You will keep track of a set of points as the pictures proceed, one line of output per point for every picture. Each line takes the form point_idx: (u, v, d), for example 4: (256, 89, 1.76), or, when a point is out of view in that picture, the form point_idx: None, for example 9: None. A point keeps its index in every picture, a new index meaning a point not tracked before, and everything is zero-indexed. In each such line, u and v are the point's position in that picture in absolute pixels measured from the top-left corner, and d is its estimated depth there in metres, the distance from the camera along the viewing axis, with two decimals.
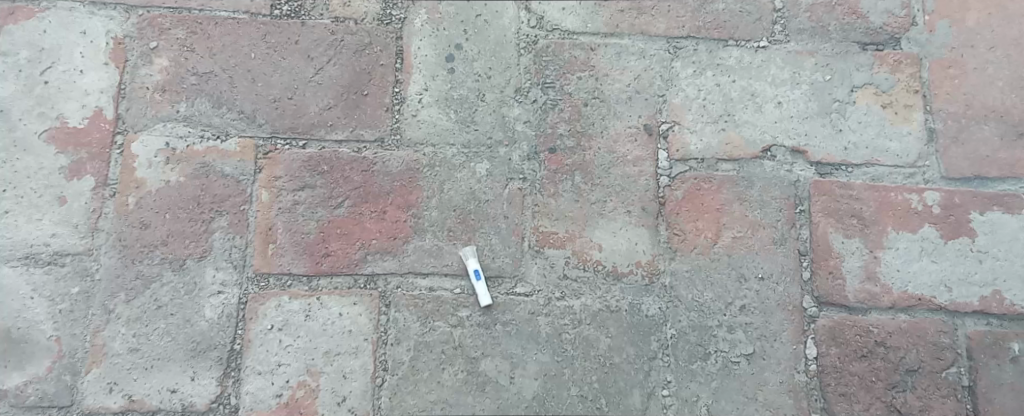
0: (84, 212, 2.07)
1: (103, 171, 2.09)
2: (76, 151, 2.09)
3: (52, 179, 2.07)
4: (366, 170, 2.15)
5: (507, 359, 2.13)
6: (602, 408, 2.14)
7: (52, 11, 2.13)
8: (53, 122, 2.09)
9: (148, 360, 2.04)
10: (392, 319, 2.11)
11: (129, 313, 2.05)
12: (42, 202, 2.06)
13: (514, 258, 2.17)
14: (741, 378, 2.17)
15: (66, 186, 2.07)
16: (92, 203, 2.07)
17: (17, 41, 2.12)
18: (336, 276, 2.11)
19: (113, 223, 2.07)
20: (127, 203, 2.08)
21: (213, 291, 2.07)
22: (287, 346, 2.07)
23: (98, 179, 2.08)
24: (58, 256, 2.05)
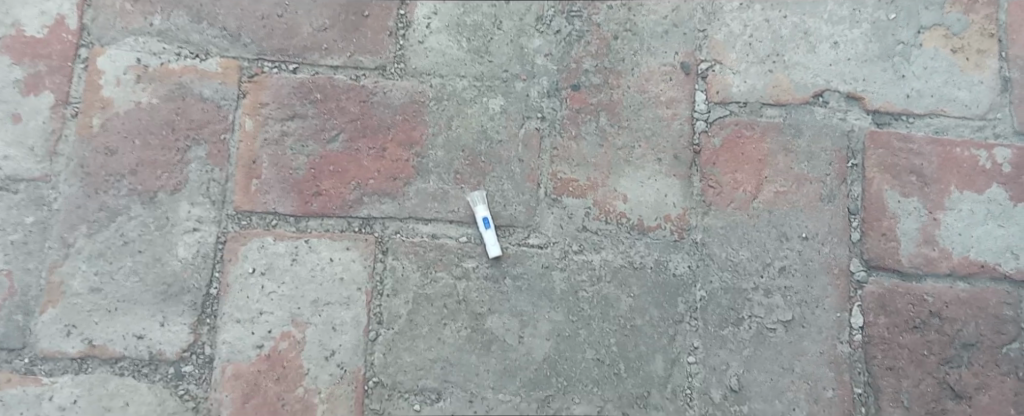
0: (41, 133, 1.87)
1: (64, 87, 1.88)
2: (34, 63, 1.88)
3: (5, 94, 1.87)
4: (364, 101, 1.93)
5: (517, 317, 1.92)
6: (619, 375, 1.92)
7: None
8: (7, 30, 1.88)
9: (111, 302, 1.84)
10: (389, 267, 1.91)
11: (91, 249, 1.85)
12: None
13: (527, 206, 1.94)
14: (776, 347, 1.94)
15: (22, 102, 1.87)
16: (51, 124, 1.87)
17: None
18: (328, 217, 1.90)
19: (74, 147, 1.87)
20: (90, 125, 1.88)
21: (187, 228, 1.87)
22: (270, 292, 1.87)
23: (59, 96, 1.88)
24: (11, 182, 1.86)
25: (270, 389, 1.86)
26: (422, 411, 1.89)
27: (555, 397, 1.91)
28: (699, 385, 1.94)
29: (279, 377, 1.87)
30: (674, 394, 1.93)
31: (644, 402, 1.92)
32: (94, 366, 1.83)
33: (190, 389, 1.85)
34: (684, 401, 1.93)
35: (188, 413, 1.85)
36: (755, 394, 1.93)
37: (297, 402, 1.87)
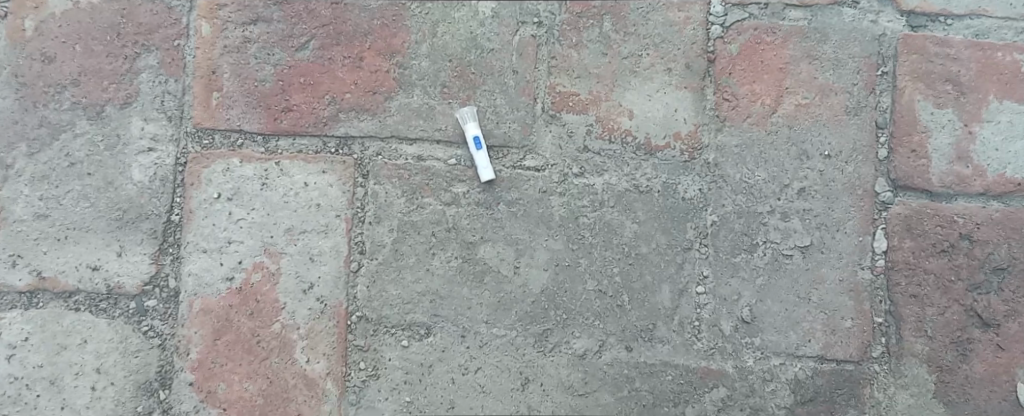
0: None
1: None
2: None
3: None
4: (335, 3, 1.74)
5: (512, 245, 1.75)
6: (623, 307, 1.76)
7: None
8: None
9: (61, 229, 1.67)
10: (370, 193, 1.73)
11: (35, 171, 1.67)
12: None
13: (523, 124, 1.76)
14: (793, 275, 1.78)
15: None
16: None
17: None
18: (300, 136, 1.72)
19: (7, 53, 1.68)
20: (23, 28, 1.69)
21: (142, 148, 1.69)
22: (238, 220, 1.70)
23: None
24: None
25: (242, 325, 1.71)
26: (409, 348, 1.74)
27: (554, 331, 1.75)
28: (709, 317, 1.78)
29: (252, 312, 1.71)
30: (682, 327, 1.77)
31: (650, 335, 1.77)
32: (45, 300, 1.67)
33: (154, 326, 1.70)
34: (692, 333, 1.77)
35: (153, 352, 1.69)
36: (768, 325, 1.78)
37: (273, 339, 1.71)
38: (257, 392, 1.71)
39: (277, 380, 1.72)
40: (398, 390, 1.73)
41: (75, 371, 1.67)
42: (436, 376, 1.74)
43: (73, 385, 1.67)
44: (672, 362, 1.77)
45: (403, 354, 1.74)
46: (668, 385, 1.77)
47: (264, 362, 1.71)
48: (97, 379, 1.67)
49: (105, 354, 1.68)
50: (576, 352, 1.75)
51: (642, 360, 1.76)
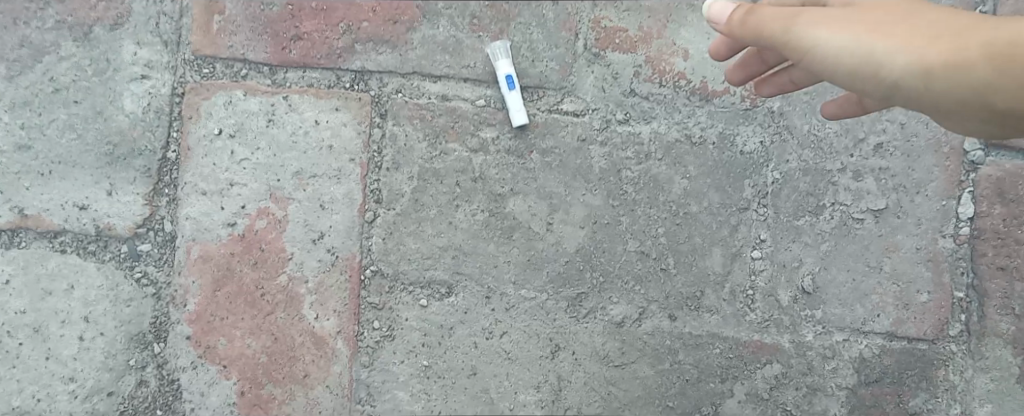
0: None
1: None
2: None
3: None
4: None
5: (545, 199, 1.56)
6: (667, 271, 1.57)
7: None
8: None
9: (45, 163, 1.51)
10: (389, 134, 1.55)
11: (15, 96, 1.51)
12: None
13: (562, 63, 1.57)
14: (863, 241, 1.57)
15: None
16: None
17: None
18: (311, 68, 1.55)
19: None
20: None
21: (134, 75, 1.52)
22: (241, 161, 1.53)
23: None
24: None
25: (245, 275, 1.55)
26: (428, 307, 1.56)
27: (589, 296, 1.57)
28: (764, 285, 1.58)
29: (256, 261, 1.55)
30: (733, 295, 1.58)
31: (696, 304, 1.58)
32: (27, 240, 1.52)
33: (148, 272, 1.54)
34: (744, 303, 1.58)
35: (146, 301, 1.54)
36: (831, 296, 1.58)
37: (279, 292, 1.55)
38: (261, 349, 1.55)
39: (283, 338, 1.55)
40: (415, 353, 1.56)
41: (61, 319, 1.53)
42: (457, 340, 1.56)
43: (59, 334, 1.53)
44: (720, 334, 1.58)
45: (421, 314, 1.56)
46: (715, 360, 1.57)
47: (268, 317, 1.55)
48: (85, 328, 1.53)
49: (94, 302, 1.53)
50: (613, 319, 1.57)
51: (687, 330, 1.57)
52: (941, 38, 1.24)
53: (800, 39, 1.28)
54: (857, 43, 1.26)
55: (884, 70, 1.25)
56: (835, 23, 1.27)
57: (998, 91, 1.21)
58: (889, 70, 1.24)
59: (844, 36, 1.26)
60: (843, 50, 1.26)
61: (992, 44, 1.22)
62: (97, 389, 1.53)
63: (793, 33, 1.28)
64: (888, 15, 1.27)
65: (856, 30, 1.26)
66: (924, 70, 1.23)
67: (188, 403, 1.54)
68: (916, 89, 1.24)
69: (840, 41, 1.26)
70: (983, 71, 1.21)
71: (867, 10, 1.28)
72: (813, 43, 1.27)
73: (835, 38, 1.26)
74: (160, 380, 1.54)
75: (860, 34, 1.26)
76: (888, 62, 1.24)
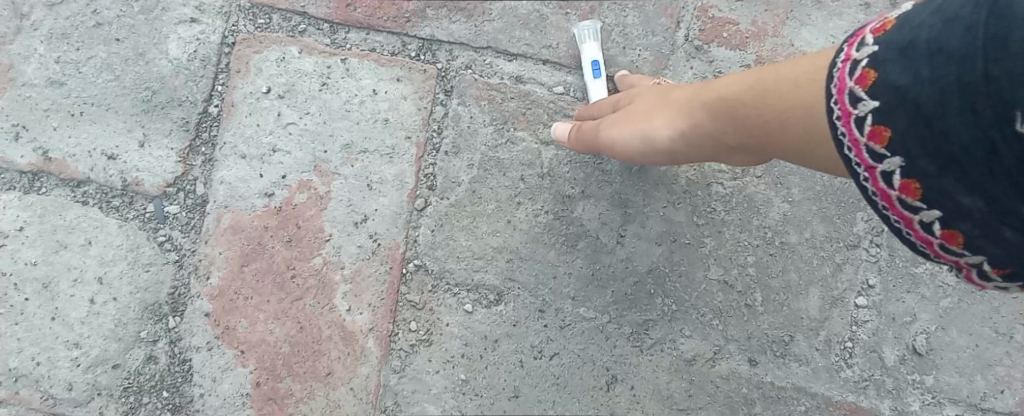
0: None
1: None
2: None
3: None
4: None
5: (618, 207, 1.38)
6: (752, 307, 1.36)
7: None
8: None
9: (77, 103, 1.38)
10: (452, 114, 1.39)
11: (54, 27, 1.39)
12: None
13: (658, 53, 1.39)
14: (993, 302, 1.36)
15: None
16: None
17: None
18: (374, 30, 1.41)
19: None
20: None
21: (184, 18, 1.40)
22: (288, 124, 1.38)
23: None
24: None
25: (276, 253, 1.38)
26: (473, 314, 1.37)
27: (657, 324, 1.36)
28: (868, 339, 1.36)
29: (290, 239, 1.38)
30: (828, 346, 1.36)
31: (783, 350, 1.36)
32: (48, 185, 1.38)
33: (172, 237, 1.38)
34: (840, 357, 1.36)
35: (167, 268, 1.38)
36: (947, 362, 1.35)
37: (311, 276, 1.38)
38: (284, 337, 1.37)
39: (309, 327, 1.37)
40: (451, 364, 1.37)
41: (73, 277, 1.37)
42: (502, 355, 1.37)
43: (68, 293, 1.37)
44: (808, 389, 1.35)
45: (464, 320, 1.37)
46: None
47: (296, 302, 1.38)
48: (98, 291, 1.37)
49: (110, 263, 1.37)
50: (683, 356, 1.36)
51: (768, 379, 1.36)
52: (687, 101, 1.16)
53: (593, 134, 1.29)
54: (634, 126, 1.22)
55: (654, 139, 1.19)
56: (626, 115, 1.24)
57: (740, 138, 1.08)
58: (660, 140, 1.19)
59: (626, 125, 1.23)
60: (627, 141, 1.23)
61: (730, 108, 1.08)
62: (102, 360, 1.36)
63: (593, 133, 1.28)
64: (657, 96, 1.22)
65: (631, 121, 1.23)
66: (678, 131, 1.16)
67: (197, 388, 1.36)
68: (683, 147, 1.17)
69: (620, 132, 1.23)
70: (724, 125, 1.09)
71: (643, 96, 1.24)
72: (604, 140, 1.27)
73: (618, 132, 1.24)
74: (171, 359, 1.37)
75: (643, 121, 1.21)
76: (653, 139, 1.19)
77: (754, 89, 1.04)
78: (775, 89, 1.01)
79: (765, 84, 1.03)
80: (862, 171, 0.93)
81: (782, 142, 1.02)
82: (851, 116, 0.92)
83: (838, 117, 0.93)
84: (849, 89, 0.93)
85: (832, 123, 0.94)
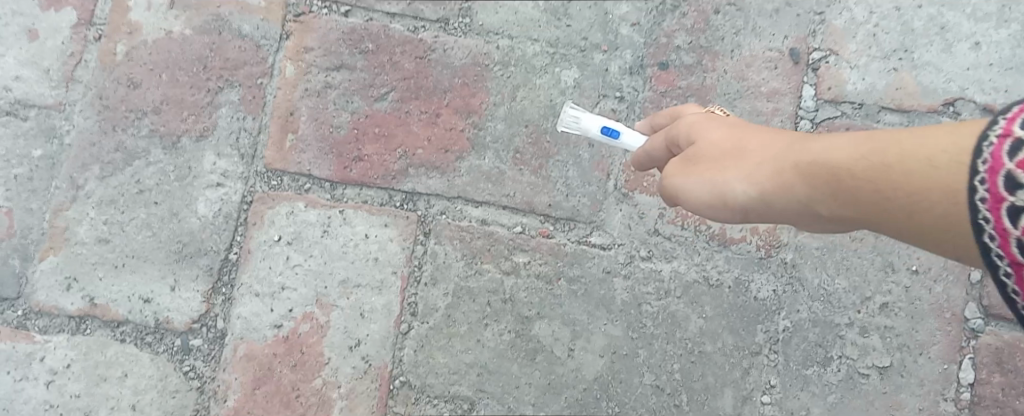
0: (59, 53, 1.68)
1: (89, 5, 1.70)
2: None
3: (25, 7, 1.68)
4: (421, 57, 1.71)
5: (568, 326, 1.67)
6: (681, 407, 1.66)
7: None
8: None
9: (120, 256, 1.64)
10: (430, 252, 1.68)
11: (104, 195, 1.65)
12: (8, 34, 1.67)
13: (593, 199, 1.70)
14: (868, 396, 1.67)
15: (40, 17, 1.68)
16: (71, 45, 1.68)
17: None
18: (367, 186, 1.69)
19: (94, 75, 1.67)
20: (114, 53, 1.68)
21: (211, 182, 1.67)
22: (294, 266, 1.66)
23: (82, 15, 1.69)
24: (21, 107, 1.66)
25: (284, 376, 1.64)
26: None
27: None
28: None
29: (295, 364, 1.64)
30: None
31: None
32: (93, 327, 1.63)
33: (196, 366, 1.64)
34: None
35: (191, 393, 1.63)
36: None
37: (313, 395, 1.64)
38: None
39: None
40: None
41: (110, 405, 1.61)
42: None
43: None
44: None
45: None
46: None
47: None
48: None
49: (143, 391, 1.62)
50: None
51: None
52: (774, 162, 1.24)
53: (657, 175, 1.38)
54: (707, 177, 1.28)
55: (728, 195, 1.27)
56: (693, 161, 1.31)
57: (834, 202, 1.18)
58: (735, 197, 1.27)
59: (695, 173, 1.30)
60: (696, 189, 1.29)
61: (829, 174, 1.17)
62: None
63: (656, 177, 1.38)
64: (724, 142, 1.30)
65: (703, 172, 1.29)
66: (763, 192, 1.24)
67: None
68: (759, 206, 1.26)
69: (689, 181, 1.30)
70: (823, 194, 1.19)
71: (706, 139, 1.31)
72: (667, 184, 1.32)
73: (686, 181, 1.30)
74: None
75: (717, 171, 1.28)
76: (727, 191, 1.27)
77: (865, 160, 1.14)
78: (901, 166, 1.12)
79: (887, 158, 1.13)
80: (1007, 264, 1.04)
81: (886, 212, 1.14)
82: (1004, 203, 1.02)
83: (987, 200, 1.04)
84: (1006, 171, 1.03)
85: (977, 203, 1.05)
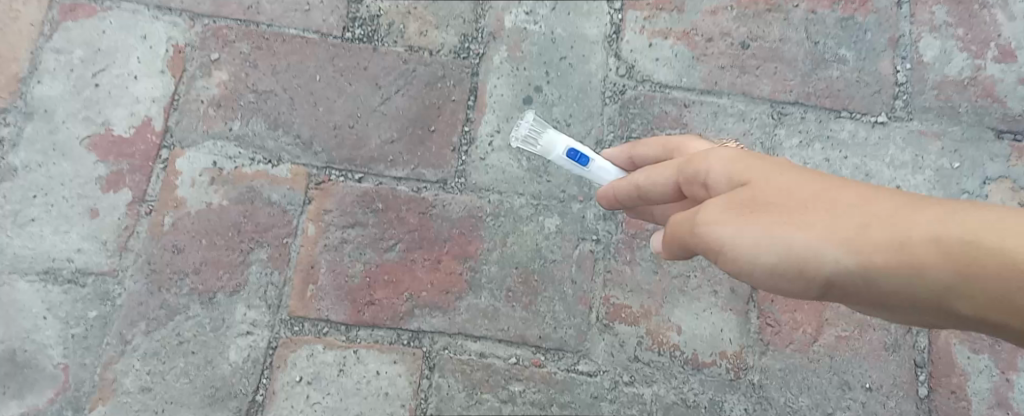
0: (117, 229, 1.75)
1: (143, 185, 1.77)
2: (117, 161, 1.78)
3: (86, 189, 1.76)
4: (424, 212, 1.81)
5: None
6: None
7: (115, 11, 1.83)
8: (97, 128, 1.78)
9: (160, 402, 1.70)
10: (435, 385, 1.76)
11: (148, 346, 1.72)
12: (73, 214, 1.75)
13: (579, 330, 1.79)
14: None
15: (100, 198, 1.76)
16: (127, 221, 1.76)
17: (73, 38, 1.81)
18: (378, 327, 1.77)
19: (145, 244, 1.75)
20: (162, 224, 1.76)
21: (241, 331, 1.74)
22: (314, 403, 1.73)
23: (137, 194, 1.77)
24: (80, 275, 1.73)
25: None
26: None
27: None
28: None
29: None
30: None
31: None
32: None
33: None
34: None
35: None
36: None
37: None
38: None
39: None
40: None
41: None
42: None
43: None
44: None
45: None
46: None
47: None
48: None
49: None
50: None
51: None
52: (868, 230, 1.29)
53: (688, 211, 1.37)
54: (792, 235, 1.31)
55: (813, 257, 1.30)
56: (757, 209, 1.32)
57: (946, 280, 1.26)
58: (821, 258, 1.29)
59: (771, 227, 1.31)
60: (765, 243, 1.31)
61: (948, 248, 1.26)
62: None
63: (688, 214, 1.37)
64: (790, 192, 1.33)
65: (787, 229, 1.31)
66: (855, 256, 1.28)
67: None
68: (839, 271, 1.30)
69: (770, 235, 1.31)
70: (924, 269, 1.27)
71: (790, 195, 1.33)
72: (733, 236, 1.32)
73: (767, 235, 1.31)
74: None
75: (799, 228, 1.30)
76: (809, 251, 1.30)
77: (979, 239, 1.25)
78: None
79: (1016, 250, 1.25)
80: None
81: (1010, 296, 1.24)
82: None
83: None
84: None
85: None
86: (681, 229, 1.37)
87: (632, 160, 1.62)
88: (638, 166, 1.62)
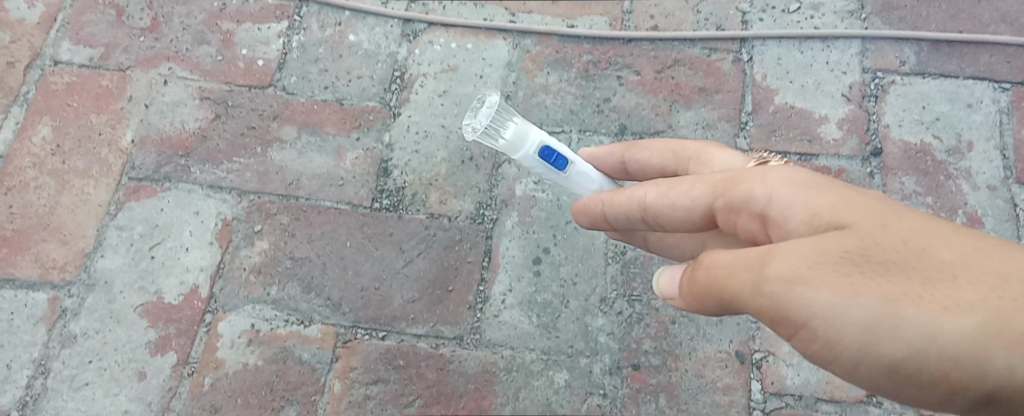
0: (160, 390, 1.77)
1: (187, 347, 1.80)
2: (167, 325, 1.81)
3: (135, 352, 1.79)
4: (441, 367, 1.81)
5: None
6: None
7: (174, 191, 1.89)
8: (150, 296, 1.82)
9: None
10: None
11: None
12: (122, 377, 1.78)
13: None
14: None
15: (149, 361, 1.79)
16: (171, 382, 1.78)
17: (135, 216, 1.87)
18: None
19: (187, 404, 1.77)
20: (202, 384, 1.78)
21: None
22: None
23: (181, 356, 1.80)
24: None
25: None
26: None
27: None
28: None
29: None
30: None
31: None
32: None
33: None
34: None
35: None
36: None
37: None
38: None
39: None
40: None
41: None
42: None
43: None
44: None
45: None
46: None
47: None
48: None
49: None
50: None
51: None
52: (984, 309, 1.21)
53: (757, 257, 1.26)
54: (905, 303, 1.22)
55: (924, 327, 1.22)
56: (868, 269, 1.23)
57: None
58: (932, 330, 1.21)
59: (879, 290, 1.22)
60: (873, 307, 1.22)
61: None
62: None
63: (755, 258, 1.26)
64: (904, 246, 1.24)
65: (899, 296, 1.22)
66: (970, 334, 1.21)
67: None
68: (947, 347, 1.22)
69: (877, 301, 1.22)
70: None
71: (904, 255, 1.24)
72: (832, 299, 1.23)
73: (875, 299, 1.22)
74: None
75: (947, 314, 1.21)
76: (936, 338, 1.22)
77: None
78: None
79: None
80: None
81: None
82: None
83: None
84: None
85: None
86: (739, 277, 1.27)
87: (622, 159, 1.58)
88: (630, 166, 1.58)
